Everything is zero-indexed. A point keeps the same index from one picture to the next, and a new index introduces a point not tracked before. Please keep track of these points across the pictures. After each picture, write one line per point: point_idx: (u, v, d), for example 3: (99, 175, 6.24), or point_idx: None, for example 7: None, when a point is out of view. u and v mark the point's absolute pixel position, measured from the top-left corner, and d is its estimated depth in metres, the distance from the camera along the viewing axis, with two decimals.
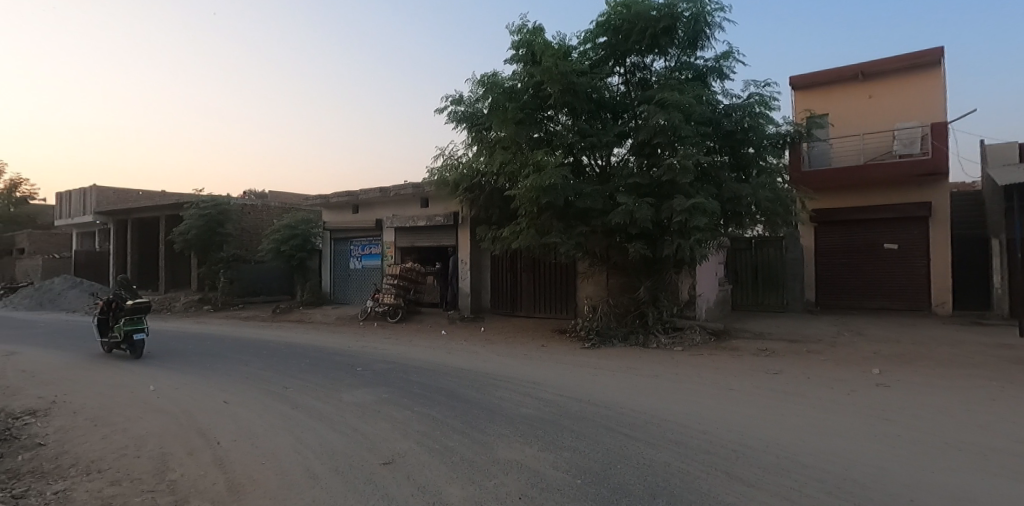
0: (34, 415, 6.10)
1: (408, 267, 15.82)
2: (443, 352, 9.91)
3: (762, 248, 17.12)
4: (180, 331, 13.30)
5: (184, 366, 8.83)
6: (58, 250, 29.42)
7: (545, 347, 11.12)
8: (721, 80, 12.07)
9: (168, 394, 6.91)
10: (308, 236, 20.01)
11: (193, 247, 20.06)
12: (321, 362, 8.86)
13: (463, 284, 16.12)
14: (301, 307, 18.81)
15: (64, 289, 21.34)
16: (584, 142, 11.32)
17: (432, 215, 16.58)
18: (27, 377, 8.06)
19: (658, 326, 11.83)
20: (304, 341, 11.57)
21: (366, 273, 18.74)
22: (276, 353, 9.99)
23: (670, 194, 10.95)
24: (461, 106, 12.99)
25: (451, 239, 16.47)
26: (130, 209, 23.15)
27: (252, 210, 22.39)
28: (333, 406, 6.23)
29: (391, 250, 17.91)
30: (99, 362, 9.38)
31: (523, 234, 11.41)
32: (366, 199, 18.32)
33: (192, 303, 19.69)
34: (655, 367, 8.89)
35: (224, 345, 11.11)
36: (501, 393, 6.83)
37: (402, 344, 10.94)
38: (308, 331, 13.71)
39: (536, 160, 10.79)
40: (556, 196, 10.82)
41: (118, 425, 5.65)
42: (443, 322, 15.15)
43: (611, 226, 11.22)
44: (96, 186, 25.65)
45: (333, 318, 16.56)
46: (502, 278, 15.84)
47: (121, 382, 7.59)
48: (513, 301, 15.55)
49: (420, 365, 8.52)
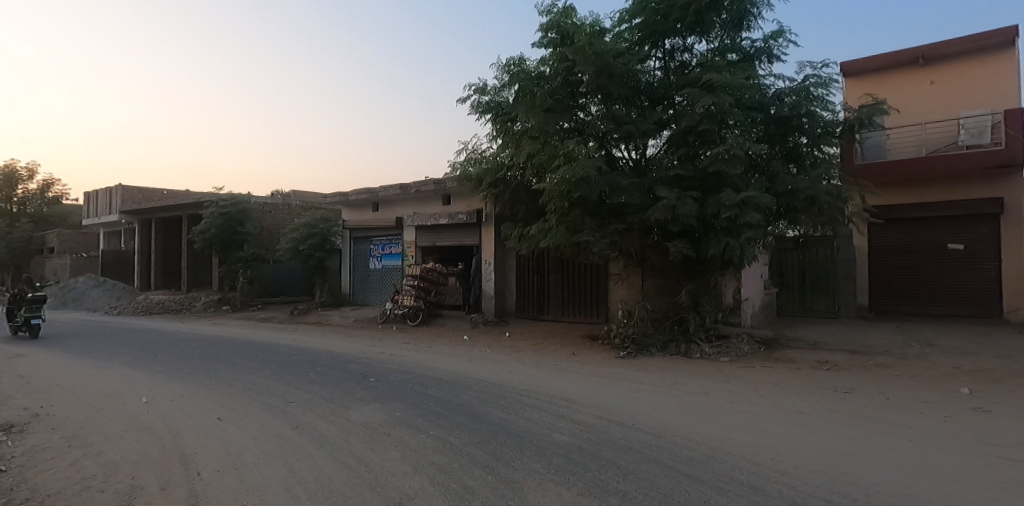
0: (9, 430, 5.38)
1: (429, 268, 15.03)
2: (465, 361, 9.08)
3: (809, 249, 15.82)
4: (192, 333, 12.79)
5: (186, 373, 8.19)
6: (87, 249, 29.77)
7: (576, 356, 10.20)
8: (770, 62, 11.00)
9: (159, 406, 6.17)
10: (327, 235, 19.49)
11: (213, 246, 19.79)
12: (332, 371, 8.12)
13: (487, 286, 15.30)
14: (320, 309, 18.29)
15: (87, 289, 21.35)
16: (619, 130, 10.37)
17: (454, 213, 15.81)
18: (17, 381, 7.50)
19: (701, 334, 10.81)
20: (317, 346, 10.90)
21: (386, 273, 18.08)
22: (286, 359, 9.32)
23: (716, 188, 9.94)
24: (484, 95, 12.14)
25: (474, 238, 15.65)
26: (153, 208, 23.10)
27: (273, 208, 22.08)
28: (338, 427, 5.42)
29: (411, 250, 17.22)
30: (98, 364, 8.81)
31: (553, 232, 10.48)
32: (386, 196, 17.64)
33: (212, 303, 19.39)
34: (703, 382, 7.88)
35: (233, 348, 10.49)
36: (530, 413, 5.94)
37: (421, 351, 10.13)
38: (324, 334, 13.08)
39: (568, 150, 9.86)
40: (590, 189, 9.88)
41: (93, 445, 4.90)
42: (466, 326, 14.33)
43: (650, 223, 10.24)
44: (121, 186, 25.79)
45: (352, 320, 15.92)
46: (529, 279, 14.94)
47: (112, 391, 6.92)
48: (540, 303, 14.62)
49: (439, 376, 7.70)
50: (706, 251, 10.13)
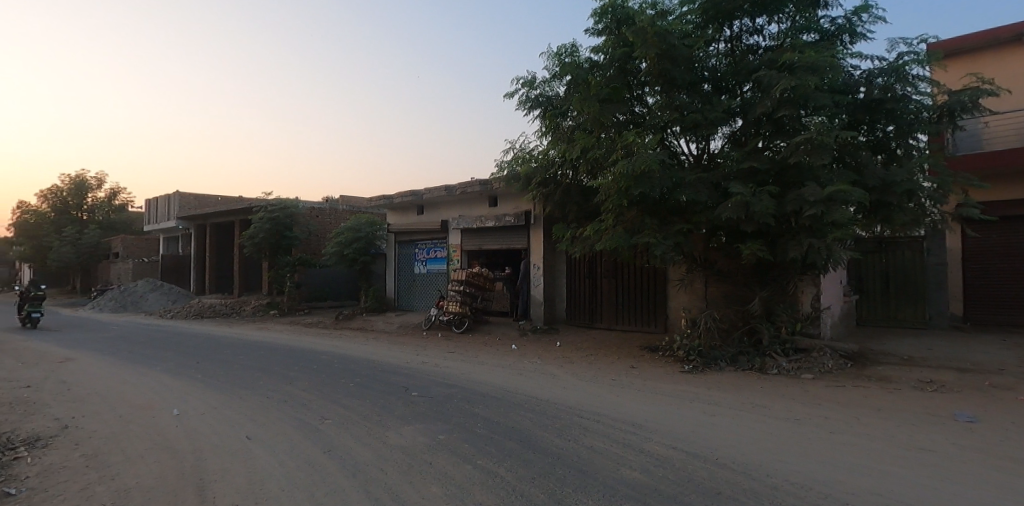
0: (32, 443, 4.95)
1: (474, 272, 14.47)
2: (514, 373, 8.36)
3: (894, 252, 14.27)
4: (236, 338, 12.68)
5: (224, 380, 7.85)
6: (149, 254, 31.07)
7: (636, 370, 9.31)
8: (854, 40, 9.80)
9: (188, 420, 5.69)
10: (372, 239, 19.31)
11: (262, 250, 20.21)
12: (372, 382, 7.57)
13: (536, 292, 14.55)
14: (365, 314, 18.09)
15: (146, 292, 22.08)
16: (683, 121, 9.46)
17: (501, 215, 15.17)
18: (56, 385, 7.31)
19: (776, 347, 9.70)
20: (358, 354, 10.46)
21: (431, 278, 17.63)
22: (326, 368, 8.88)
23: (795, 182, 8.91)
24: (533, 90, 11.46)
25: (522, 241, 14.95)
26: (207, 214, 23.73)
27: (320, 213, 22.32)
28: (374, 452, 4.77)
29: (456, 253, 16.71)
30: (140, 369, 8.61)
31: (609, 233, 9.63)
32: (431, 199, 17.21)
33: (261, 307, 19.54)
34: (788, 406, 6.84)
35: (274, 355, 10.17)
36: (593, 441, 5.12)
37: (466, 361, 9.48)
38: (367, 341, 12.69)
39: (627, 143, 9.05)
40: (651, 186, 9.03)
41: (110, 466, 4.42)
42: (513, 334, 13.62)
43: (719, 222, 9.26)
44: (180, 193, 26.75)
45: (396, 327, 15.53)
46: (580, 285, 14.13)
47: (145, 401, 6.55)
48: (592, 310, 13.79)
49: (487, 391, 7.00)
50: (784, 253, 9.06)
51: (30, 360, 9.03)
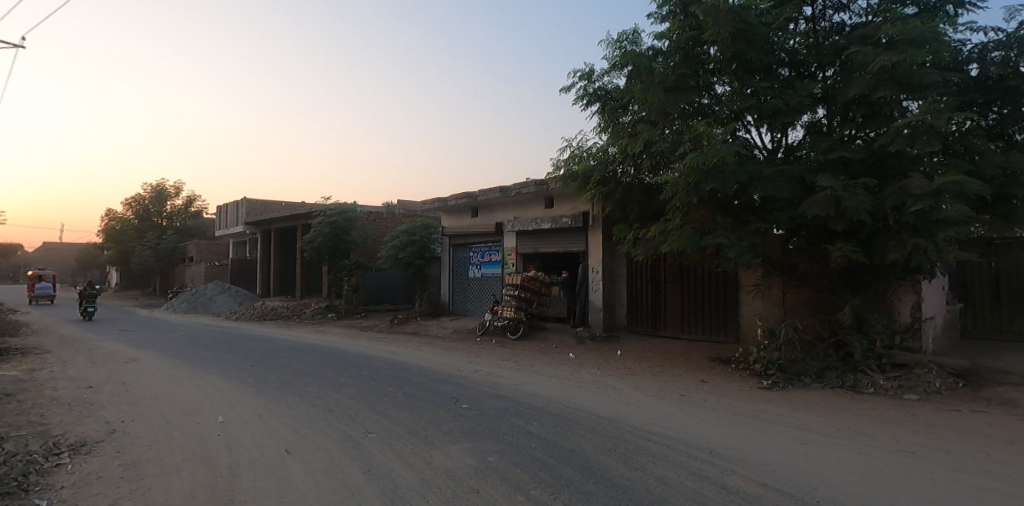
0: (76, 448, 4.77)
1: (530, 276, 13.93)
2: (571, 386, 7.74)
3: (1006, 255, 12.49)
4: (292, 341, 12.78)
5: (274, 385, 7.71)
6: (220, 258, 32.73)
7: (706, 385, 8.44)
8: (964, 10, 8.54)
9: (231, 429, 5.43)
10: (427, 242, 19.25)
11: (322, 254, 20.64)
12: (422, 391, 7.19)
13: (594, 297, 13.85)
14: (420, 318, 17.98)
15: (215, 295, 23.07)
16: (760, 108, 8.56)
17: (558, 216, 14.59)
18: (115, 386, 7.38)
19: (870, 362, 8.55)
20: (410, 360, 10.17)
21: (486, 282, 17.26)
22: (375, 374, 8.62)
23: (895, 174, 7.83)
24: (591, 83, 10.82)
25: (580, 244, 14.29)
26: (272, 219, 24.62)
27: (377, 218, 22.67)
28: (417, 475, 4.30)
29: (511, 257, 16.28)
30: (197, 371, 8.66)
31: (676, 234, 8.82)
32: (485, 201, 16.88)
33: (320, 310, 19.90)
34: (894, 434, 5.83)
35: (326, 360, 10.04)
36: (664, 471, 4.44)
37: (520, 370, 8.96)
38: (419, 346, 12.45)
39: (697, 134, 8.28)
40: (724, 181, 8.19)
41: (144, 479, 4.15)
42: (570, 341, 12.96)
43: (804, 220, 8.27)
44: (247, 199, 28.01)
45: (450, 332, 15.22)
46: (641, 290, 13.30)
47: (194, 406, 6.40)
48: (655, 317, 12.93)
49: (542, 406, 6.41)
50: (882, 255, 7.97)
51: (99, 359, 9.30)
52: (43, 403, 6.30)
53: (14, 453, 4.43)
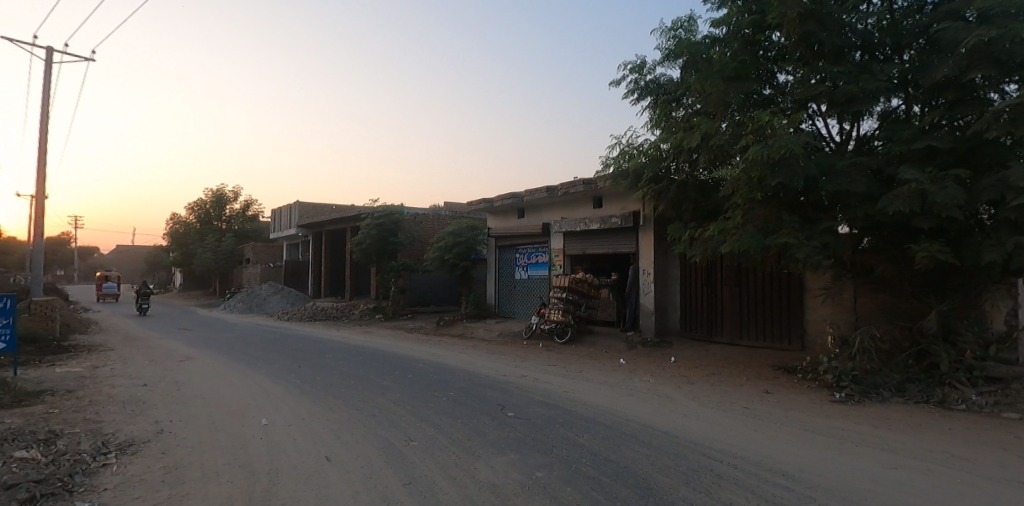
0: (123, 449, 4.75)
1: (579, 278, 13.50)
2: (624, 394, 7.29)
3: None
4: (340, 341, 12.87)
5: (320, 387, 7.65)
6: (275, 260, 33.94)
7: (771, 397, 7.78)
8: None
9: (273, 433, 5.32)
10: (472, 243, 19.15)
11: (370, 256, 20.95)
12: (467, 397, 6.93)
13: (645, 300, 13.27)
14: (465, 320, 17.85)
15: (269, 295, 23.84)
16: (832, 95, 7.83)
17: (607, 216, 14.10)
18: (170, 384, 7.52)
19: (961, 375, 7.64)
20: (455, 363, 9.98)
21: (533, 285, 16.93)
22: (420, 377, 8.45)
23: (992, 164, 6.97)
24: (642, 76, 10.31)
25: (630, 245, 13.74)
26: (323, 222, 25.24)
27: (423, 219, 22.85)
28: (459, 490, 4.00)
29: (559, 258, 15.89)
30: (248, 371, 8.75)
31: (736, 233, 8.17)
32: (531, 202, 16.58)
33: (368, 311, 20.14)
34: (1001, 461, 5.07)
35: (371, 362, 9.98)
36: (732, 495, 3.95)
37: (568, 376, 8.58)
38: (464, 349, 12.26)
39: (761, 124, 7.66)
40: (791, 175, 7.53)
41: (184, 484, 4.04)
42: (620, 346, 12.42)
43: (883, 217, 7.48)
44: (300, 202, 29.02)
45: (496, 335, 14.98)
46: (695, 292, 12.62)
47: (241, 406, 6.39)
48: (710, 322, 12.22)
49: (593, 416, 6.00)
50: (977, 255, 7.09)
51: (157, 357, 9.59)
52: (100, 400, 6.44)
53: (64, 452, 4.42)
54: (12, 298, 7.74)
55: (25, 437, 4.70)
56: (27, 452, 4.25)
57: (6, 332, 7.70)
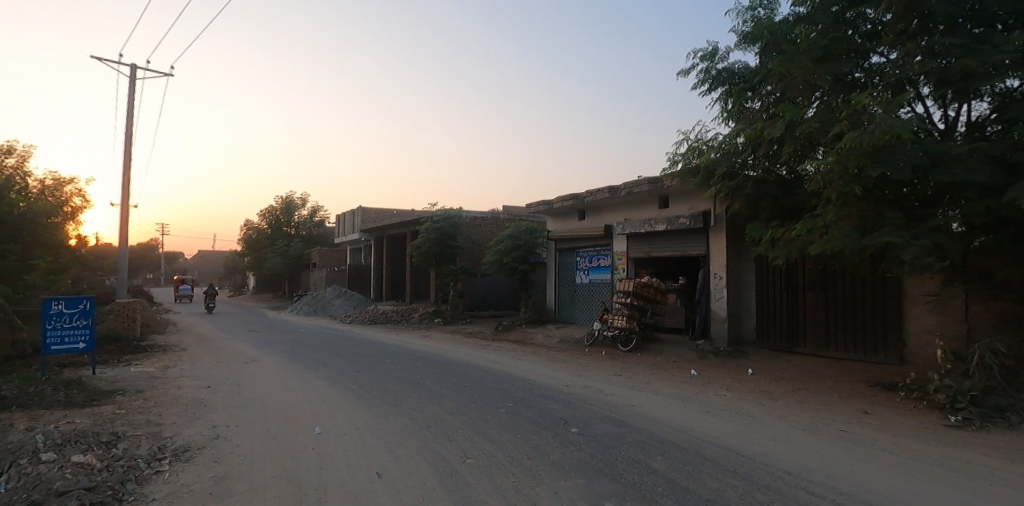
0: (178, 455, 4.64)
1: (644, 282, 12.74)
2: (699, 410, 6.60)
3: None
4: (399, 346, 12.83)
5: (376, 394, 7.46)
6: (339, 264, 35.07)
7: (872, 418, 6.81)
8: None
9: (326, 444, 5.09)
10: (531, 246, 18.75)
11: (429, 259, 21.06)
12: (527, 409, 6.49)
13: (717, 307, 12.34)
14: (524, 325, 17.47)
15: (333, 298, 24.52)
16: (943, 72, 6.80)
17: (675, 217, 13.27)
18: (232, 386, 7.56)
19: None
20: (514, 370, 9.58)
21: (594, 289, 16.29)
22: (478, 385, 8.11)
23: None
24: (714, 64, 9.53)
25: (700, 247, 12.86)
26: (384, 226, 25.74)
27: (482, 223, 22.78)
28: None
29: (622, 261, 15.20)
30: (308, 375, 8.74)
31: (828, 233, 7.24)
32: (592, 203, 15.98)
33: (427, 315, 20.17)
34: None
35: (429, 368, 9.77)
36: None
37: (636, 388, 7.96)
38: (524, 355, 11.84)
39: (859, 107, 6.74)
40: (896, 164, 6.54)
41: (230, 498, 3.82)
42: (690, 356, 11.57)
43: (1011, 212, 6.35)
44: (362, 208, 29.89)
45: (556, 341, 14.47)
46: (774, 298, 11.56)
47: (297, 413, 6.25)
48: (791, 331, 11.14)
49: (666, 436, 5.38)
50: None
51: (224, 359, 9.81)
52: (165, 401, 6.51)
53: (120, 457, 4.34)
54: (92, 300, 8.09)
55: (86, 440, 4.68)
56: (85, 456, 4.19)
57: (86, 332, 8.06)
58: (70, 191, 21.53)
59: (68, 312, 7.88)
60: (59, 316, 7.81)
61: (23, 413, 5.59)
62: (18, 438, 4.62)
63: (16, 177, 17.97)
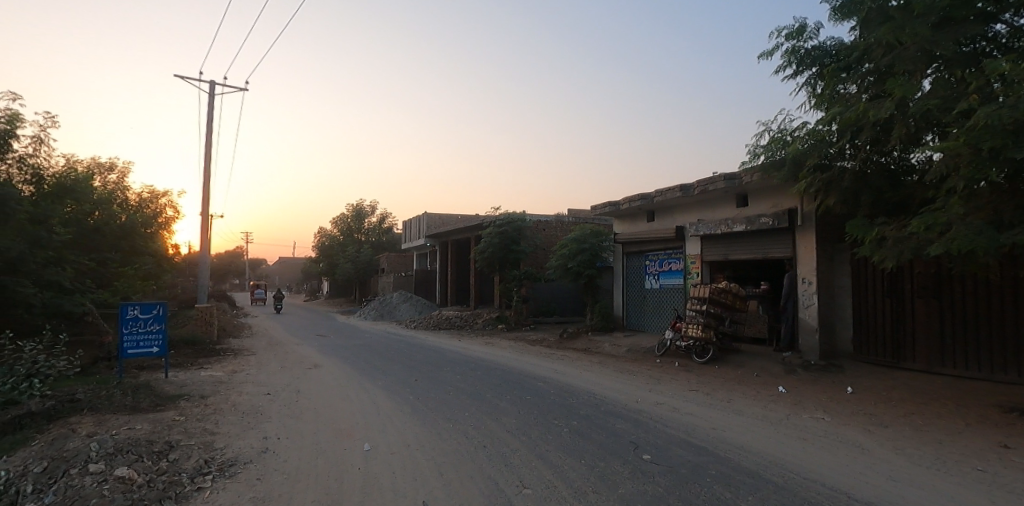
0: (224, 469, 4.45)
1: (722, 288, 11.78)
2: (792, 437, 5.71)
3: None
4: (460, 353, 12.58)
5: (431, 407, 7.11)
6: (406, 269, 35.85)
7: (1015, 454, 5.60)
8: None
9: (373, 464, 4.75)
10: (597, 250, 17.98)
11: (492, 264, 20.82)
12: (591, 428, 5.88)
13: (806, 315, 11.08)
14: (590, 333, 16.74)
15: (400, 303, 24.90)
16: None
17: (755, 216, 12.13)
18: (291, 395, 7.49)
19: None
20: (578, 383, 8.95)
21: (665, 295, 15.30)
22: (540, 399, 7.58)
23: None
24: (802, 42, 8.49)
25: (786, 249, 11.63)
26: (449, 232, 25.86)
27: (546, 226, 22.31)
28: None
29: (695, 265, 14.16)
30: (366, 383, 8.58)
31: (952, 229, 6.05)
32: (662, 203, 15.04)
33: (490, 321, 19.90)
34: None
35: (489, 378, 9.34)
36: None
37: (715, 407, 7.12)
38: (589, 366, 11.19)
39: (993, 78, 5.59)
40: None
41: None
42: (776, 370, 10.41)
43: None
44: (427, 213, 30.37)
45: (624, 350, 13.64)
46: (874, 306, 10.16)
47: (349, 426, 6.00)
48: (897, 344, 9.72)
49: (755, 470, 4.59)
50: None
51: (288, 364, 9.90)
52: (224, 409, 6.49)
53: (164, 472, 4.20)
54: (164, 305, 8.36)
55: (139, 449, 4.62)
56: (130, 469, 4.08)
57: (159, 337, 8.34)
58: (164, 203, 23.27)
59: (142, 317, 8.19)
60: (135, 320, 8.14)
61: (92, 417, 5.73)
62: (76, 445, 4.62)
63: (116, 191, 19.61)
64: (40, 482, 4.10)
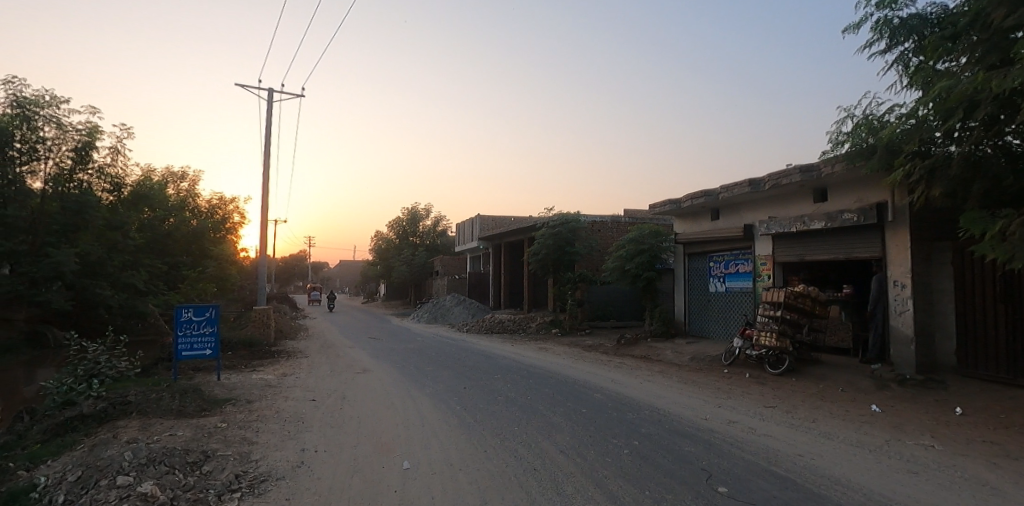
0: (253, 486, 4.17)
1: (798, 293, 10.56)
2: (898, 470, 4.81)
3: None
4: (512, 359, 12.15)
5: (478, 420, 6.65)
6: (460, 272, 35.97)
7: None
8: None
9: (410, 486, 4.32)
10: (657, 251, 17.04)
11: (546, 267, 20.28)
12: (655, 450, 5.22)
13: (900, 323, 9.80)
14: (650, 339, 15.86)
15: (453, 306, 24.83)
16: None
17: (836, 212, 10.92)
18: (336, 402, 7.26)
19: None
20: (638, 395, 8.27)
21: (732, 299, 14.22)
22: (597, 414, 6.97)
23: None
24: (897, 11, 7.43)
25: (873, 249, 10.38)
26: (502, 234, 25.53)
27: (601, 227, 21.56)
28: None
29: (766, 267, 13.04)
30: (413, 391, 8.26)
31: None
32: (728, 200, 14.00)
33: (544, 325, 19.35)
34: None
35: (542, 388, 8.80)
36: None
37: (799, 428, 6.25)
38: (650, 375, 10.43)
39: None
40: None
41: None
42: (865, 385, 9.24)
43: None
44: (481, 216, 30.26)
45: (688, 359, 12.71)
46: (984, 313, 8.78)
47: (390, 440, 5.64)
48: (1015, 358, 8.31)
49: None
50: None
51: (339, 367, 9.80)
52: (267, 416, 6.31)
53: (192, 487, 3.96)
54: (216, 307, 8.41)
55: (173, 459, 4.44)
56: (156, 483, 3.87)
57: (212, 339, 8.39)
58: (232, 209, 24.29)
59: (196, 319, 8.27)
60: (188, 322, 8.22)
61: (138, 421, 5.67)
62: (113, 452, 4.50)
63: (188, 198, 20.59)
64: (71, 492, 3.95)
